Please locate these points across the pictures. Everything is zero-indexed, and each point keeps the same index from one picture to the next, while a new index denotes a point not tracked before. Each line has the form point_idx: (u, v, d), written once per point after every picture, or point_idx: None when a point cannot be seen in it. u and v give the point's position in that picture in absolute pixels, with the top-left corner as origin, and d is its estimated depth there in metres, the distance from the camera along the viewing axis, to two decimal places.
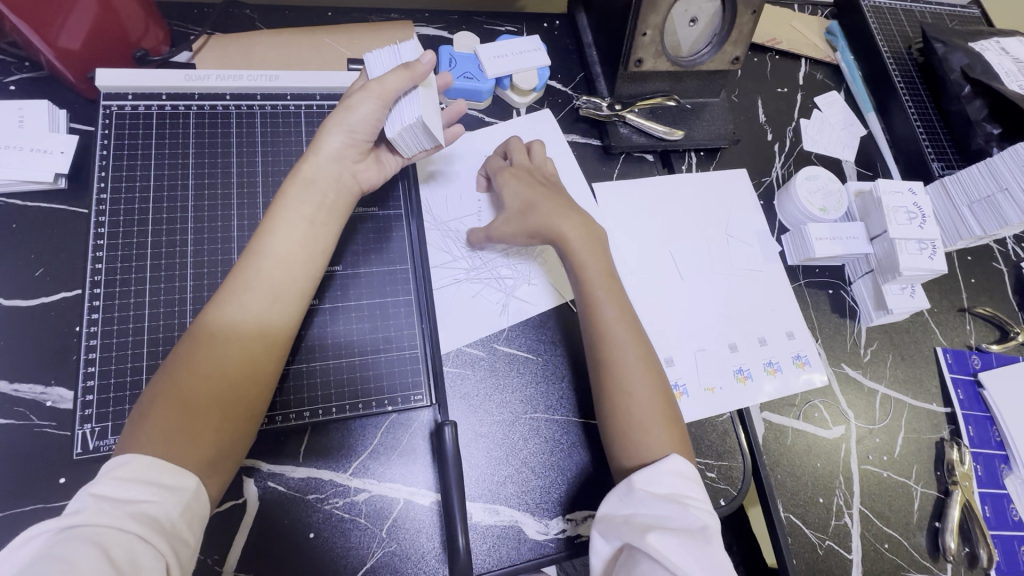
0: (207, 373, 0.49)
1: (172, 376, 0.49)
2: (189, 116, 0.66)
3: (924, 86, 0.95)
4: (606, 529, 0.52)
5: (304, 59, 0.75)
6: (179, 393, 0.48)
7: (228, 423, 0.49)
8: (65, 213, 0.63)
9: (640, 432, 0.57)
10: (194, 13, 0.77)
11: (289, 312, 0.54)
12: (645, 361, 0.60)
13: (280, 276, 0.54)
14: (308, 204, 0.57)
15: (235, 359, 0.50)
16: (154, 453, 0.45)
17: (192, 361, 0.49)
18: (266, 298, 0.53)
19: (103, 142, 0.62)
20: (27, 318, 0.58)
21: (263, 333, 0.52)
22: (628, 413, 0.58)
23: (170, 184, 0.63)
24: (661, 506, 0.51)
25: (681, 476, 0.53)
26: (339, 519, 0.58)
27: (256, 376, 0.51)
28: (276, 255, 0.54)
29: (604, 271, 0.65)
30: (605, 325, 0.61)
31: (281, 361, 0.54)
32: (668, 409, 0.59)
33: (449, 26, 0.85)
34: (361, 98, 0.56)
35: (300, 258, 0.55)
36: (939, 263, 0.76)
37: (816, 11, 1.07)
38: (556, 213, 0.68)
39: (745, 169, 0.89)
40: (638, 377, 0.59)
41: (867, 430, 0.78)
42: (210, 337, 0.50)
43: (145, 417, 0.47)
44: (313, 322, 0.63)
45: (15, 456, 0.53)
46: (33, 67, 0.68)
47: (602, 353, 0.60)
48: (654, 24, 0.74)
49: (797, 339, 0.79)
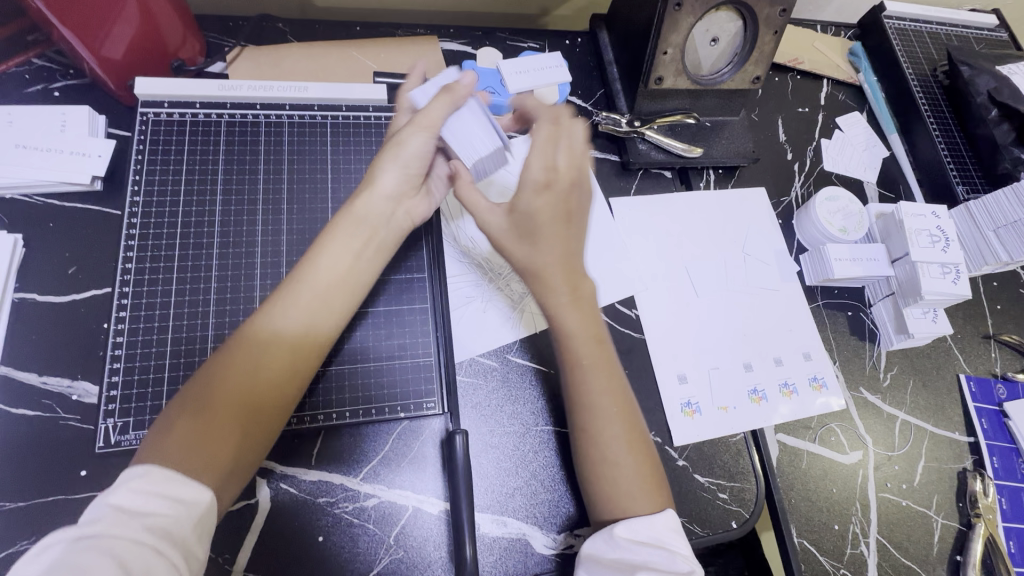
0: (235, 387, 0.50)
1: (201, 387, 0.50)
2: (220, 124, 0.68)
3: (949, 110, 0.94)
4: (591, 568, 0.53)
5: (332, 71, 0.78)
6: (212, 404, 0.49)
7: (249, 438, 0.50)
8: (99, 213, 0.65)
9: (625, 497, 0.56)
10: (230, 26, 0.80)
11: (318, 338, 0.56)
12: (630, 437, 0.58)
13: (316, 302, 0.56)
14: (355, 240, 0.59)
15: (262, 376, 0.52)
16: (174, 466, 0.46)
17: (221, 375, 0.51)
18: (308, 321, 0.55)
19: (139, 147, 0.65)
20: (58, 314, 0.60)
21: (298, 349, 0.54)
22: (613, 481, 0.56)
23: (199, 189, 0.65)
24: (646, 551, 0.52)
25: (672, 531, 0.55)
26: (348, 524, 0.59)
27: (279, 397, 0.52)
28: (317, 284, 0.56)
29: (593, 340, 0.60)
30: (587, 398, 0.58)
31: (306, 379, 0.55)
32: (651, 472, 0.58)
33: (473, 41, 0.87)
34: (412, 133, 0.60)
35: (345, 288, 0.58)
36: (962, 289, 0.76)
37: (839, 32, 1.06)
38: (553, 259, 0.59)
39: (764, 188, 0.89)
40: (618, 450, 0.57)
41: (886, 457, 0.76)
42: (247, 349, 0.52)
43: (171, 426, 0.48)
44: (345, 343, 0.64)
45: (39, 447, 0.55)
46: (77, 74, 0.71)
47: (586, 420, 0.58)
48: (675, 43, 0.75)
49: (814, 360, 0.78)
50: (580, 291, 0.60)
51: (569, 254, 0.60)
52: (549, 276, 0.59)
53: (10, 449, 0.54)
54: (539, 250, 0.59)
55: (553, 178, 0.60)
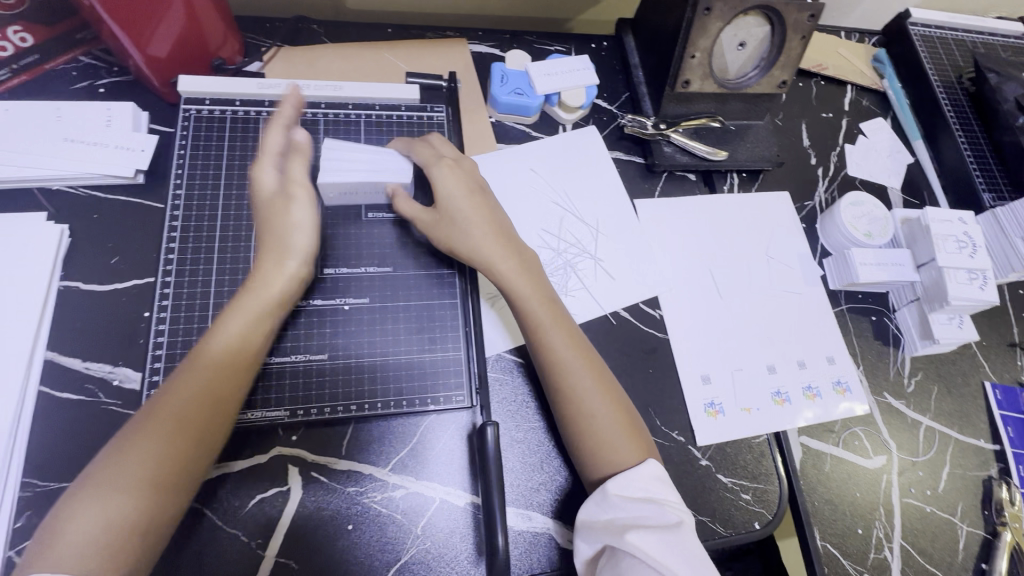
0: (130, 477, 0.48)
1: (90, 483, 0.47)
2: (259, 121, 0.70)
3: (976, 117, 0.94)
4: (587, 535, 0.55)
5: (365, 72, 0.80)
6: (92, 502, 0.46)
7: (154, 518, 0.48)
8: (141, 205, 0.67)
9: (609, 448, 0.58)
10: (266, 27, 0.82)
11: (220, 408, 0.53)
12: (598, 380, 0.61)
13: (211, 373, 0.53)
14: (257, 303, 0.57)
15: (159, 458, 0.49)
16: (66, 570, 0.43)
17: (110, 468, 0.48)
18: (192, 395, 0.52)
19: (182, 142, 0.67)
20: (102, 301, 0.62)
21: (184, 424, 0.51)
22: (595, 434, 0.59)
23: (238, 184, 0.67)
24: (637, 507, 0.54)
25: (656, 479, 0.57)
26: (376, 513, 0.60)
27: (181, 474, 0.50)
28: (216, 354, 0.54)
29: (543, 301, 0.64)
30: (548, 356, 0.61)
31: (212, 448, 0.52)
32: (626, 419, 0.60)
33: (501, 44, 0.89)
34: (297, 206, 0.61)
35: (231, 355, 0.54)
36: (990, 294, 0.76)
37: (863, 38, 1.07)
38: (485, 229, 0.66)
39: (787, 192, 0.89)
40: (594, 399, 0.60)
41: (910, 463, 0.75)
42: (129, 440, 0.49)
43: (58, 531, 0.45)
44: (327, 335, 0.64)
45: (83, 430, 0.57)
46: (121, 72, 0.74)
47: (557, 379, 0.61)
48: (703, 47, 0.76)
49: (837, 364, 0.78)
50: (521, 257, 0.66)
51: (492, 225, 0.66)
52: (485, 251, 0.65)
53: (54, 431, 0.56)
54: (467, 225, 0.65)
55: (456, 164, 0.69)
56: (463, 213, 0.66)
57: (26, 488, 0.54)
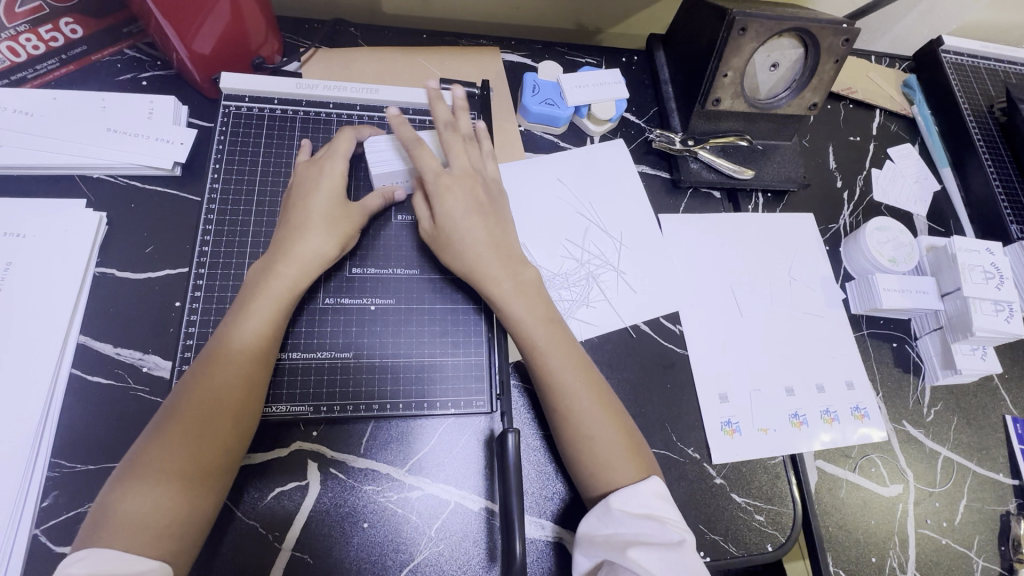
0: (165, 460, 0.49)
1: (132, 466, 0.49)
2: (295, 120, 0.71)
3: (1006, 148, 0.93)
4: (587, 549, 0.54)
5: (399, 75, 0.81)
6: (141, 483, 0.48)
7: (194, 499, 0.49)
8: (177, 196, 0.69)
9: (607, 469, 0.58)
10: (305, 28, 0.84)
11: (248, 390, 0.54)
12: (599, 401, 0.61)
13: (237, 357, 0.54)
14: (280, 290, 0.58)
15: (193, 441, 0.50)
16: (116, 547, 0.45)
17: (149, 452, 0.49)
18: (225, 381, 0.53)
19: (221, 137, 0.69)
20: (135, 289, 0.64)
21: (221, 410, 0.52)
22: (591, 455, 0.58)
23: (273, 181, 0.68)
24: (638, 523, 0.53)
25: (658, 497, 0.56)
26: (392, 513, 0.60)
27: (217, 455, 0.51)
28: (241, 339, 0.55)
29: (545, 321, 0.64)
30: (552, 373, 0.61)
31: (244, 431, 0.53)
32: (627, 438, 0.60)
33: (532, 53, 0.90)
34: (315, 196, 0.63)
35: (260, 344, 0.56)
36: (1016, 328, 0.75)
37: (894, 63, 1.07)
38: (487, 247, 0.65)
39: (812, 215, 0.89)
40: (595, 420, 0.59)
41: (927, 493, 0.75)
42: (164, 426, 0.51)
43: (105, 514, 0.47)
44: (350, 340, 0.65)
45: (111, 414, 0.58)
46: (164, 66, 0.76)
47: (558, 399, 0.61)
48: (736, 67, 0.76)
49: (856, 389, 0.78)
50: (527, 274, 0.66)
51: (494, 243, 0.66)
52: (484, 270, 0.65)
53: (83, 415, 0.57)
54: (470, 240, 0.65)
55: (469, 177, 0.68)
56: (467, 230, 0.65)
57: (54, 468, 0.55)
